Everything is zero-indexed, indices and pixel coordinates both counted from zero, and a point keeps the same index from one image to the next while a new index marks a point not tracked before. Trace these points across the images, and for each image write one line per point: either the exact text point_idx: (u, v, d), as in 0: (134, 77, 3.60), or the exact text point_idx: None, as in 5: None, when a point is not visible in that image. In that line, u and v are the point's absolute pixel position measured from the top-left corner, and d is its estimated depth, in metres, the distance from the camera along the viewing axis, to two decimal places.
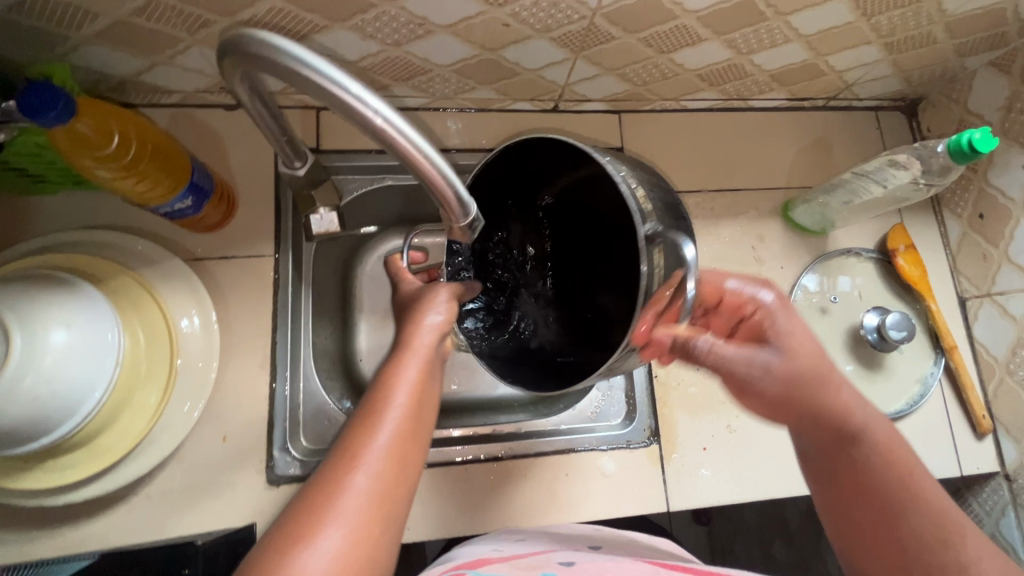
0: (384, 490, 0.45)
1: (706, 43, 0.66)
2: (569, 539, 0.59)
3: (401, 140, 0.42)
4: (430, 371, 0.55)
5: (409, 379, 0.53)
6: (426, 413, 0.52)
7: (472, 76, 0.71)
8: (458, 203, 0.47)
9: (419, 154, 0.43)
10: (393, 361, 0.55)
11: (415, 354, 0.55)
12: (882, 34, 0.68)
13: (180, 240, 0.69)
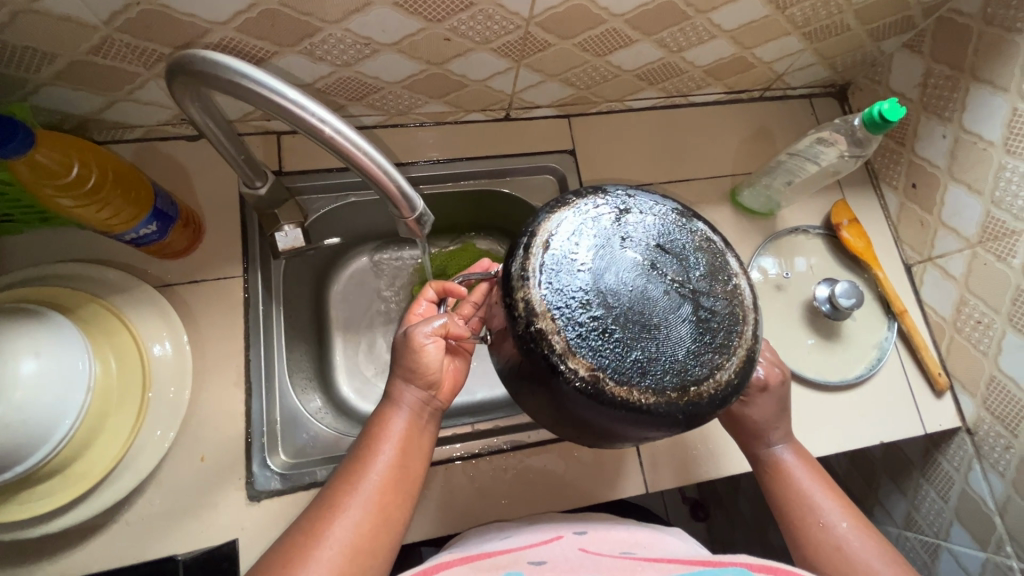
0: (348, 557, 0.50)
1: (638, 43, 0.71)
2: (558, 526, 0.65)
3: (343, 142, 0.45)
4: (415, 429, 0.59)
5: (395, 435, 0.57)
6: (405, 476, 0.56)
7: (422, 91, 0.74)
8: (403, 199, 0.50)
9: (361, 154, 0.46)
10: (381, 414, 0.59)
11: (402, 407, 0.59)
12: (799, 24, 0.73)
13: (150, 268, 0.71)
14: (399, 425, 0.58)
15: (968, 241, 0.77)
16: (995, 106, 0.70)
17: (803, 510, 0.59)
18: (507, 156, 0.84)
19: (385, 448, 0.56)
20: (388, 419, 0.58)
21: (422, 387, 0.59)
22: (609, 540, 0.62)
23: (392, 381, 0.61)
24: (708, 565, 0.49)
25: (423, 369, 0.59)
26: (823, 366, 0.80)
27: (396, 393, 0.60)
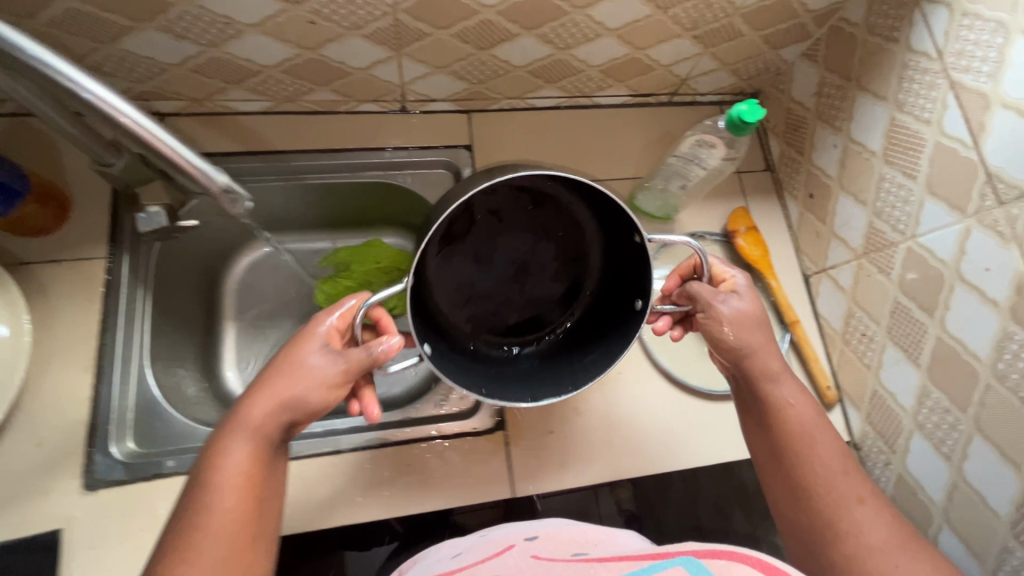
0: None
1: (520, 38, 0.70)
2: (507, 535, 0.60)
3: (130, 124, 0.44)
4: (265, 454, 0.51)
5: (237, 464, 0.49)
6: (257, 504, 0.49)
7: (304, 77, 0.73)
8: (194, 170, 0.49)
9: (144, 132, 0.45)
10: (226, 432, 0.51)
11: (250, 433, 0.50)
12: (686, 26, 0.73)
13: (7, 246, 0.68)
14: (241, 455, 0.49)
15: (855, 252, 0.76)
16: (877, 116, 0.70)
17: (805, 457, 0.55)
18: (402, 150, 0.83)
19: (224, 472, 0.48)
20: (229, 448, 0.50)
21: (287, 411, 0.52)
22: (560, 540, 0.56)
23: (243, 400, 0.52)
24: (653, 560, 0.45)
25: (297, 391, 0.52)
26: (708, 374, 0.79)
27: (247, 414, 0.51)
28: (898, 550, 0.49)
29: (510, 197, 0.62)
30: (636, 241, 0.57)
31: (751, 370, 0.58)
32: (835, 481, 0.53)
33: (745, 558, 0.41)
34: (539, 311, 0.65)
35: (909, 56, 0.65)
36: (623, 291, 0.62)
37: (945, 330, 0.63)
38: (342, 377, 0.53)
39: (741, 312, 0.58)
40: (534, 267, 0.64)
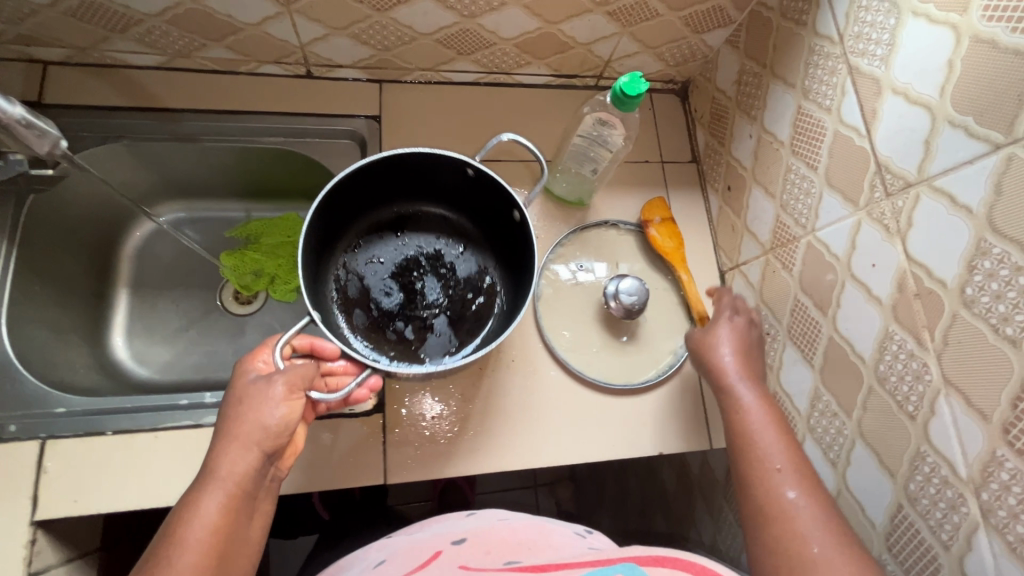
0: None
1: (418, 1, 0.67)
2: (432, 538, 0.59)
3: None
4: (241, 502, 0.49)
5: (211, 516, 0.47)
6: (226, 549, 0.47)
7: (192, 30, 0.69)
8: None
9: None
10: (195, 491, 0.48)
11: (221, 483, 0.49)
12: (597, 1, 0.69)
13: None
14: (216, 506, 0.47)
15: (763, 247, 0.72)
16: (786, 104, 0.67)
17: (756, 460, 0.54)
18: (306, 116, 0.79)
19: (201, 523, 0.46)
20: (199, 502, 0.47)
21: (257, 452, 0.51)
22: (490, 545, 0.55)
23: (212, 451, 0.50)
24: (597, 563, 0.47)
25: (258, 425, 0.51)
26: (609, 367, 0.75)
27: (219, 463, 0.49)
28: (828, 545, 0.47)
29: (371, 244, 0.74)
30: (471, 174, 0.65)
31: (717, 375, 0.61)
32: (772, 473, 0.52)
33: (684, 564, 0.46)
34: (459, 290, 0.73)
35: (814, 41, 0.62)
36: (501, 219, 0.68)
37: (835, 330, 0.60)
38: (288, 390, 0.53)
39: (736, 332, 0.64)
40: (448, 272, 0.74)
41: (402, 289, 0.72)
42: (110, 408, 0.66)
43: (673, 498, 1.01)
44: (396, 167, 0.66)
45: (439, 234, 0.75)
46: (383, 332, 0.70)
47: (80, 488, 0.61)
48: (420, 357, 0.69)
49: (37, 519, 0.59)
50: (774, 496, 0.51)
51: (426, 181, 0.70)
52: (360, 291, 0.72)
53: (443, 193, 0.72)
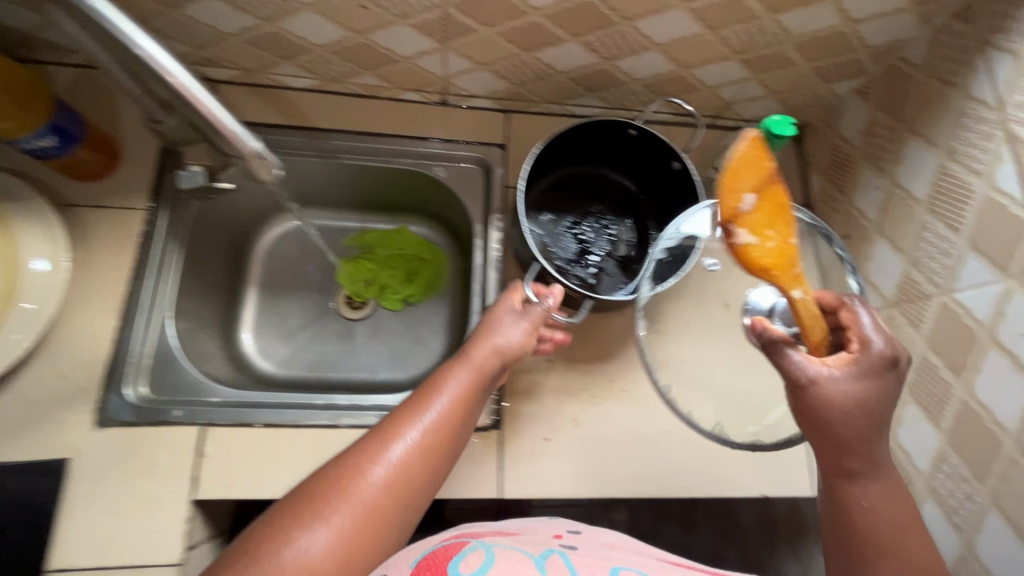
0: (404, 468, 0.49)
1: (566, 43, 0.70)
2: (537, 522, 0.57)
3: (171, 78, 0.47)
4: (470, 402, 0.58)
5: (448, 405, 0.55)
6: (454, 435, 0.55)
7: (352, 60, 0.75)
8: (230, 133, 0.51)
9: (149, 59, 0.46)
10: (447, 368, 0.60)
11: (453, 381, 0.57)
12: (736, 50, 0.71)
13: (59, 186, 0.73)
14: (448, 398, 0.56)
15: (886, 301, 0.72)
16: (926, 162, 0.67)
17: (867, 529, 0.49)
18: (437, 141, 0.84)
19: (437, 405, 0.55)
20: (435, 390, 0.56)
21: (498, 361, 0.61)
22: (605, 538, 0.54)
23: (444, 365, 0.60)
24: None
25: (502, 343, 0.62)
26: None
27: (456, 365, 0.59)
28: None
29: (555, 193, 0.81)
30: (632, 132, 0.76)
31: (839, 436, 0.49)
32: (861, 511, 0.49)
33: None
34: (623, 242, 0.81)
35: (968, 104, 0.62)
36: (653, 171, 0.78)
37: (971, 394, 0.60)
38: (528, 328, 0.65)
39: (845, 391, 0.48)
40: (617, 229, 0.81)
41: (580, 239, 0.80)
42: (254, 402, 0.72)
43: (749, 537, 1.01)
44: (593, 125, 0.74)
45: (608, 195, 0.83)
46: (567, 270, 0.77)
47: (232, 474, 0.67)
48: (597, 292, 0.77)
49: (197, 499, 0.65)
50: (878, 543, 0.48)
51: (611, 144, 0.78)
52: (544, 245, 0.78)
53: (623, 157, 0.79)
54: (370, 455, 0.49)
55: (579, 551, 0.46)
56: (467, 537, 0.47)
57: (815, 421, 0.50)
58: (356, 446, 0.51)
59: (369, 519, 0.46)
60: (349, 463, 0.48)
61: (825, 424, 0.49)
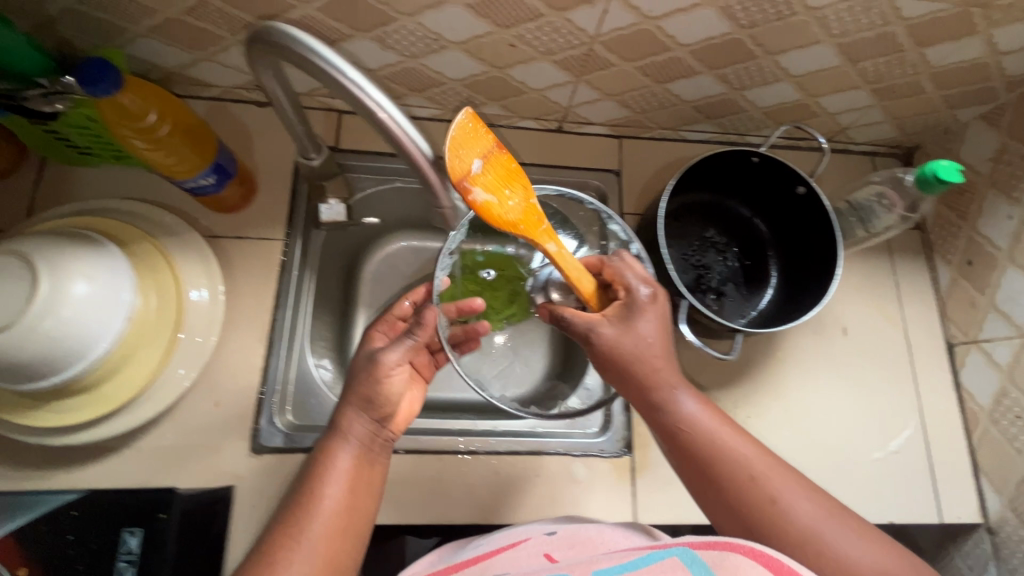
0: (332, 529, 0.55)
1: (700, 76, 0.71)
2: (511, 533, 0.62)
3: (396, 129, 0.49)
4: (368, 451, 0.61)
5: (341, 469, 0.58)
6: (360, 488, 0.59)
7: (481, 92, 0.77)
8: (443, 188, 0.57)
9: (399, 129, 0.50)
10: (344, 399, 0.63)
11: (348, 441, 0.60)
12: (870, 80, 0.71)
13: (202, 219, 0.75)
14: (348, 458, 0.59)
15: (1018, 330, 0.72)
16: None
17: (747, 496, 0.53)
18: (554, 169, 0.85)
19: (340, 468, 0.58)
20: (336, 450, 0.59)
21: (370, 417, 0.61)
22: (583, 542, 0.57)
23: (337, 411, 0.62)
24: (652, 550, 0.47)
25: (372, 392, 0.62)
26: (837, 431, 0.78)
27: (344, 423, 0.61)
28: (874, 555, 0.50)
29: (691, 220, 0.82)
30: (757, 160, 0.75)
31: (633, 373, 0.57)
32: (750, 483, 0.53)
33: (736, 547, 0.42)
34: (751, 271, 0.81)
35: None
36: (776, 197, 0.78)
37: None
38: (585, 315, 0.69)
39: (654, 324, 0.58)
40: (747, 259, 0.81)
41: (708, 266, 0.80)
42: None
43: None
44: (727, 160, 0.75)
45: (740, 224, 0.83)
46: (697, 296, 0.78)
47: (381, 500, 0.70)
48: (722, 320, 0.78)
49: None
50: (773, 513, 0.52)
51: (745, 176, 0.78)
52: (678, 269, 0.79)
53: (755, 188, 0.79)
54: (291, 526, 0.54)
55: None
56: None
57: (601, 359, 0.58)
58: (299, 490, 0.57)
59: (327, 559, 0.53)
60: (282, 534, 0.53)
61: (619, 363, 0.57)
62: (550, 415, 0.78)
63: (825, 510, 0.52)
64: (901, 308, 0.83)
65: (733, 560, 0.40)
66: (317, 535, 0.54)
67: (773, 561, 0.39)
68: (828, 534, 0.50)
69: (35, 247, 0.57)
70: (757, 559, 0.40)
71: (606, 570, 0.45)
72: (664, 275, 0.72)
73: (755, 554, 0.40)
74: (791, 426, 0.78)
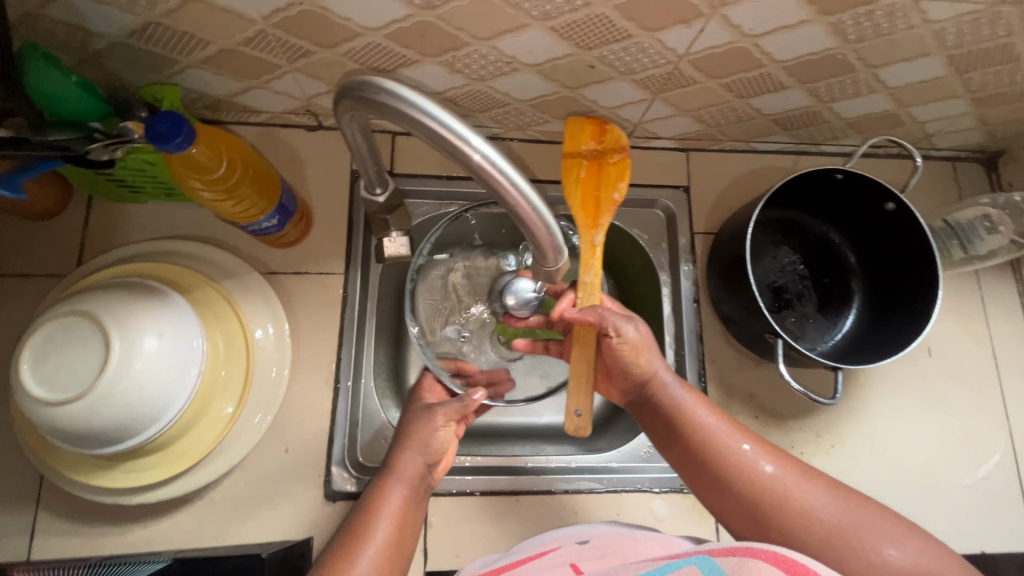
0: (383, 558, 0.51)
1: (788, 90, 0.66)
2: (540, 544, 0.58)
3: (507, 183, 0.42)
4: (416, 488, 0.57)
5: (394, 504, 0.54)
6: (407, 525, 0.54)
7: (547, 111, 0.72)
8: (553, 251, 0.49)
9: (507, 184, 0.42)
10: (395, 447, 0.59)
11: (402, 480, 0.56)
12: (972, 89, 0.66)
13: (258, 254, 0.72)
14: (400, 495, 0.55)
15: None
16: None
17: (753, 488, 0.51)
18: None
19: (391, 502, 0.54)
20: (388, 485, 0.55)
21: (422, 459, 0.57)
22: (611, 546, 0.51)
23: (392, 452, 0.58)
24: (669, 558, 0.43)
25: (425, 440, 0.58)
26: (924, 458, 0.75)
27: (400, 462, 0.57)
28: (849, 509, 0.49)
29: (770, 237, 0.77)
30: (841, 177, 0.69)
31: (633, 368, 0.58)
32: (742, 456, 0.53)
33: (760, 553, 0.38)
34: (831, 290, 0.77)
35: None
36: (861, 215, 0.73)
37: None
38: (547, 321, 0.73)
39: (644, 333, 0.58)
40: (826, 278, 0.77)
41: (790, 285, 0.76)
42: (463, 466, 0.72)
43: None
44: (815, 177, 0.70)
45: (818, 240, 0.78)
46: (782, 317, 0.74)
47: (459, 544, 0.68)
48: (807, 343, 0.74)
49: (429, 570, 0.67)
50: (757, 482, 0.51)
51: (828, 194, 0.74)
52: (761, 288, 0.75)
53: (837, 206, 0.75)
54: (347, 549, 0.50)
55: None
56: None
57: (611, 355, 0.59)
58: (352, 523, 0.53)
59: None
60: (339, 557, 0.49)
61: (620, 359, 0.58)
62: (624, 448, 0.75)
63: (799, 475, 0.52)
64: (987, 326, 0.79)
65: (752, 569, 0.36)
66: (369, 569, 0.49)
67: (798, 567, 0.36)
68: (799, 489, 0.51)
69: (101, 303, 0.54)
70: (778, 565, 0.36)
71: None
72: (750, 305, 0.68)
73: (777, 560, 0.37)
74: (877, 455, 0.75)
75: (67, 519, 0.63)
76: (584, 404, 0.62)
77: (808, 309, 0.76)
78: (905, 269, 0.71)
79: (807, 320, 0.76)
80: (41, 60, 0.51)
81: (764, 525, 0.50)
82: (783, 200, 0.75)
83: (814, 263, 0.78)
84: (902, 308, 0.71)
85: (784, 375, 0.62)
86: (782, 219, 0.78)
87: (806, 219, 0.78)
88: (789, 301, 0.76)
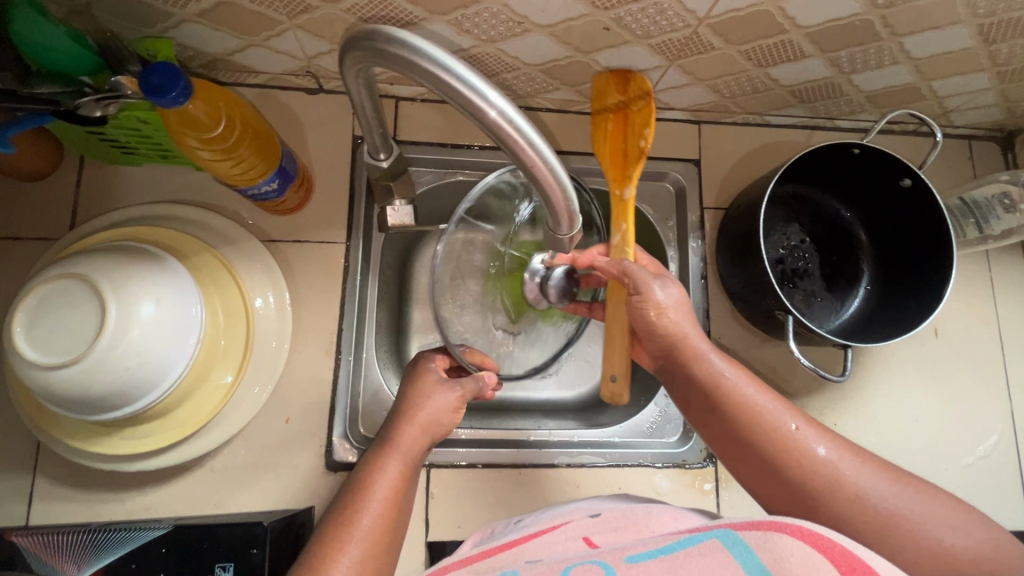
0: (375, 545, 0.48)
1: (810, 59, 0.63)
2: (557, 514, 0.57)
3: (522, 142, 0.40)
4: (414, 466, 0.54)
5: (391, 482, 0.51)
6: (402, 507, 0.51)
7: (557, 77, 0.69)
8: (568, 217, 0.48)
9: (525, 145, 0.40)
10: (393, 425, 0.55)
11: (401, 454, 0.53)
12: (998, 62, 0.64)
13: (257, 221, 0.70)
14: (397, 472, 0.52)
15: None
16: None
17: (801, 474, 0.48)
18: None
19: (386, 479, 0.51)
20: (384, 465, 0.52)
21: (427, 439, 0.55)
22: (630, 517, 0.51)
23: (394, 422, 0.55)
24: (689, 532, 0.42)
25: (431, 419, 0.56)
26: (925, 437, 0.75)
27: (398, 438, 0.54)
28: (933, 512, 0.45)
29: (780, 213, 0.76)
30: (858, 152, 0.67)
31: (668, 337, 0.55)
32: (791, 434, 0.49)
33: (784, 527, 0.37)
34: (840, 268, 0.76)
35: None
36: (875, 191, 0.72)
37: None
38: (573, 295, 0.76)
39: (673, 296, 0.56)
40: (836, 256, 0.76)
41: (800, 264, 0.75)
42: (463, 438, 0.72)
43: None
44: (832, 153, 0.68)
45: (830, 217, 0.77)
46: (792, 295, 0.74)
47: (462, 516, 0.68)
48: (814, 321, 0.73)
49: (430, 540, 0.67)
50: (806, 464, 0.48)
51: (842, 171, 0.72)
52: (772, 265, 0.74)
53: (851, 182, 0.73)
54: (338, 533, 0.47)
55: (535, 564, 0.43)
56: (484, 561, 0.46)
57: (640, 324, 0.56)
58: (337, 509, 0.49)
59: (365, 565, 0.47)
60: (331, 540, 0.46)
61: (652, 326, 0.55)
62: (627, 423, 0.75)
63: (853, 456, 0.48)
64: (995, 307, 0.79)
65: (778, 543, 0.36)
66: (360, 555, 0.46)
67: (825, 542, 0.35)
68: (854, 474, 0.47)
69: (98, 266, 0.52)
70: (805, 539, 0.36)
71: (641, 554, 0.40)
72: (760, 282, 0.67)
73: (803, 535, 0.36)
74: (879, 432, 0.75)
75: (66, 486, 0.63)
76: (620, 369, 0.61)
77: (815, 287, 0.75)
78: (920, 249, 0.70)
79: (816, 299, 0.75)
80: (27, 8, 0.47)
81: (808, 504, 0.47)
82: (797, 175, 0.74)
83: (824, 242, 0.76)
84: (914, 288, 0.70)
85: (795, 352, 0.61)
86: (792, 195, 0.76)
87: (818, 196, 0.77)
88: (797, 278, 0.75)
